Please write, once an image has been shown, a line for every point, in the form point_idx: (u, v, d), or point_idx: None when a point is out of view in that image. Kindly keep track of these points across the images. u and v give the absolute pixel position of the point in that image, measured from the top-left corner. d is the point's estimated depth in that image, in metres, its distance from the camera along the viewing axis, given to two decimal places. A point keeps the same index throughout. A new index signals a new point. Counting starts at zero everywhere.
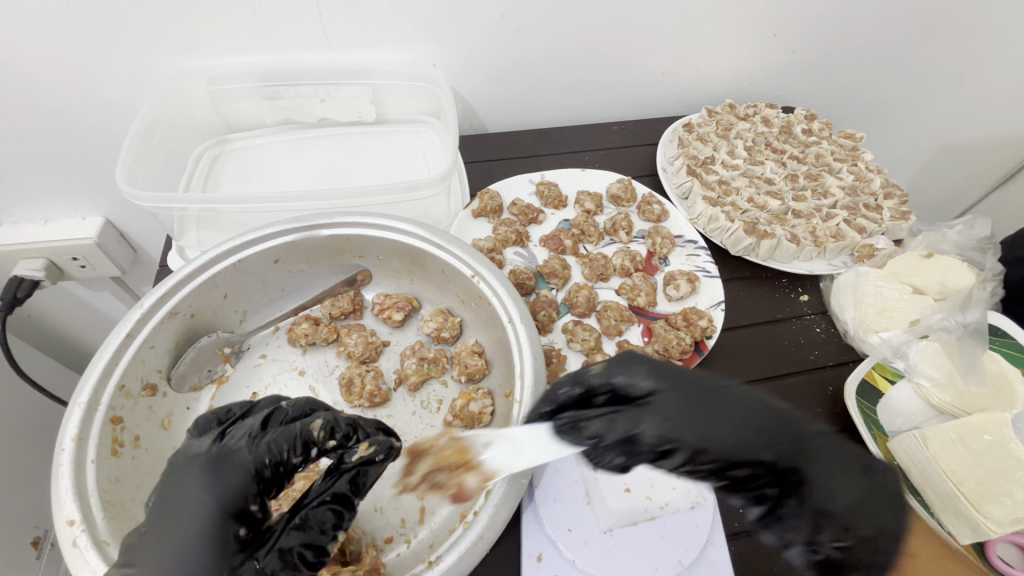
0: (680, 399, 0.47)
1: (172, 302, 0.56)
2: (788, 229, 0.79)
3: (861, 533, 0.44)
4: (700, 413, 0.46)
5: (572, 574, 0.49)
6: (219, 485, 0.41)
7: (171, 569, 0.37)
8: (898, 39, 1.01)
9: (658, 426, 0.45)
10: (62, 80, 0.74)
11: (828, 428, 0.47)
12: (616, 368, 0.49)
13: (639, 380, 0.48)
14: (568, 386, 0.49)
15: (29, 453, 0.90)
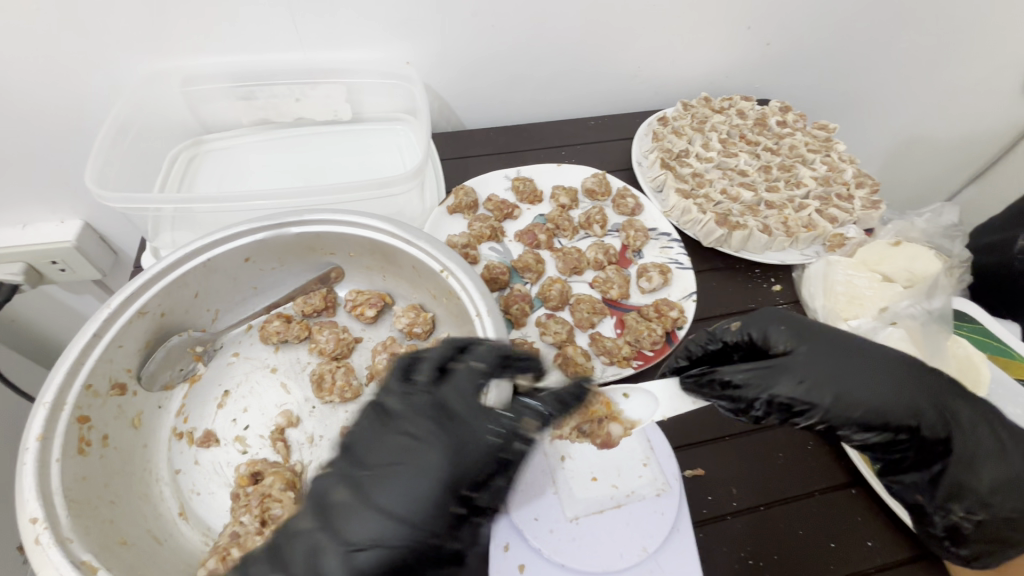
0: (813, 349, 0.50)
1: (140, 302, 0.56)
2: (760, 220, 0.79)
3: (1002, 513, 0.48)
4: (840, 361, 0.49)
5: (539, 562, 0.49)
6: (375, 439, 0.45)
7: (389, 519, 0.41)
8: (872, 31, 1.02)
9: (794, 388, 0.47)
10: (34, 83, 0.74)
11: (967, 409, 0.50)
12: (753, 326, 0.54)
13: (781, 331, 0.52)
14: (705, 342, 0.57)
15: (12, 457, 0.90)
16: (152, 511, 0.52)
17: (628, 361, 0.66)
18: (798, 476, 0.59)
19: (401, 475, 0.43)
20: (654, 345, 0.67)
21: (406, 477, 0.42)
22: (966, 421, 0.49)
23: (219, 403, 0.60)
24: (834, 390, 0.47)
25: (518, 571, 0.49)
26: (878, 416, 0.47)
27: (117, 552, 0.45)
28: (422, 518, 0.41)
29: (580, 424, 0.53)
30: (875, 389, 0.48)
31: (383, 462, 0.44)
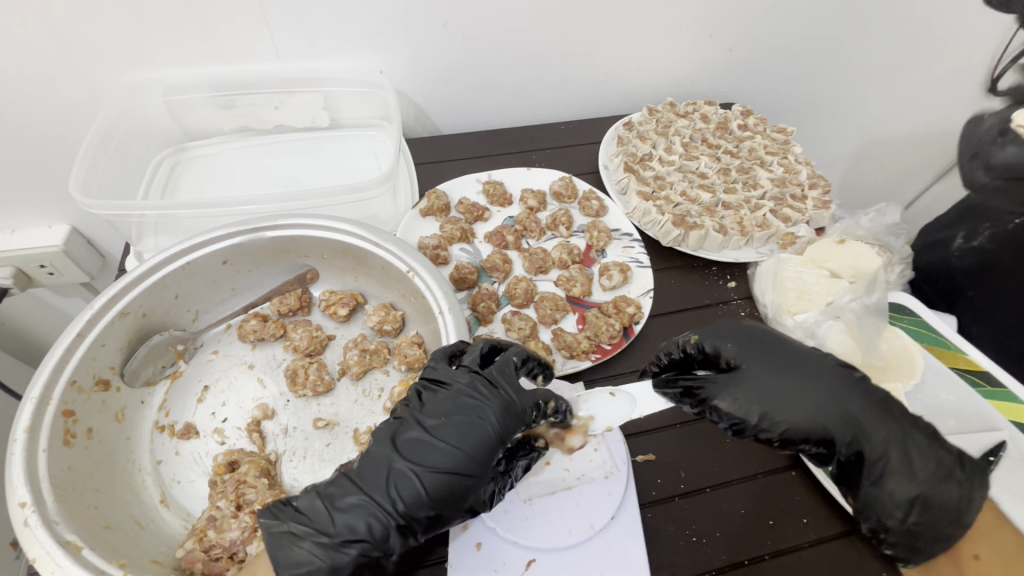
0: (752, 360, 0.54)
1: (122, 303, 0.59)
2: (717, 221, 0.84)
3: (911, 525, 0.51)
4: (774, 371, 0.53)
5: (493, 539, 0.54)
6: (434, 398, 0.52)
7: (444, 458, 0.48)
8: (831, 37, 1.06)
9: (732, 400, 0.52)
10: (21, 95, 0.77)
11: (884, 427, 0.51)
12: (707, 338, 0.58)
13: (728, 342, 0.57)
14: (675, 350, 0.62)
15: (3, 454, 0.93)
16: (135, 498, 0.55)
17: (586, 354, 0.70)
18: (740, 461, 0.63)
19: (461, 424, 0.49)
20: (612, 339, 0.71)
21: (458, 425, 0.49)
22: (879, 440, 0.51)
23: (199, 397, 0.64)
24: (761, 397, 0.52)
25: (475, 548, 0.54)
26: (807, 428, 0.51)
27: (101, 533, 0.49)
28: (477, 455, 0.49)
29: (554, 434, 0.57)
30: (801, 398, 0.52)
31: (438, 414, 0.50)
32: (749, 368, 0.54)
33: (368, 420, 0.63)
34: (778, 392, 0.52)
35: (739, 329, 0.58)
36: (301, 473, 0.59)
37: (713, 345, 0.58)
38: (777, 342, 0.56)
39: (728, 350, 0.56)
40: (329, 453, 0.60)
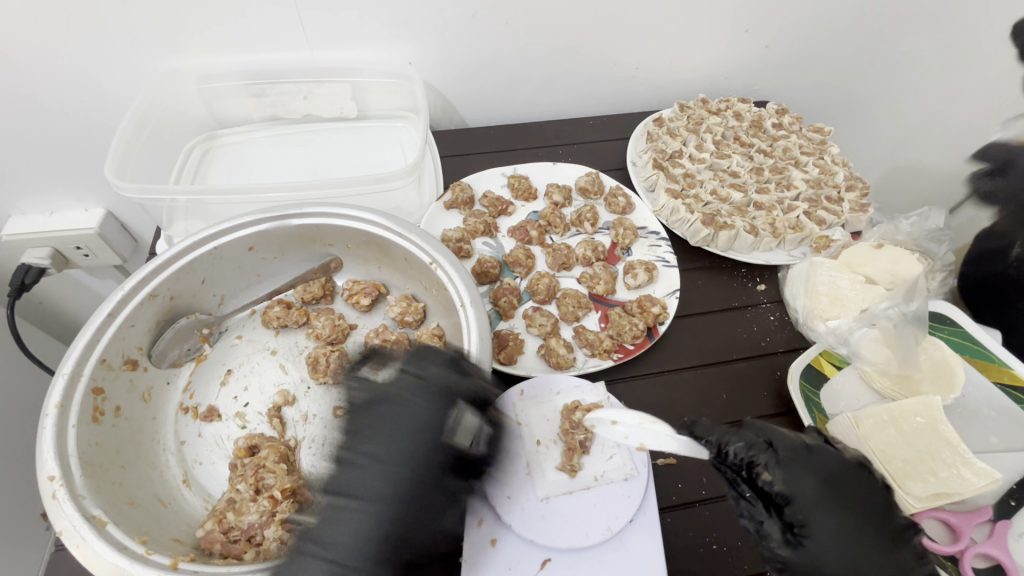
0: (821, 517, 0.49)
1: (152, 285, 0.61)
2: (748, 221, 0.82)
3: None
4: (841, 522, 0.49)
5: (512, 536, 0.53)
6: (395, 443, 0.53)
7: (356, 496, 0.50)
8: (874, 34, 1.02)
9: (784, 550, 0.49)
10: (61, 81, 0.79)
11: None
12: (790, 469, 0.51)
13: (799, 485, 0.50)
14: (743, 449, 0.52)
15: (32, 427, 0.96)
16: (159, 476, 0.56)
17: (608, 353, 0.69)
18: None
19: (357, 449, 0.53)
20: (636, 339, 0.70)
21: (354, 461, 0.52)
22: None
23: (222, 380, 0.64)
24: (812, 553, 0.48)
25: (490, 545, 0.53)
26: None
27: (125, 510, 0.50)
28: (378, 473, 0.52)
29: (573, 430, 0.59)
30: (839, 548, 0.48)
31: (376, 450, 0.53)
32: (809, 519, 0.49)
33: None
34: (828, 542, 0.48)
35: (807, 461, 0.52)
36: (320, 460, 0.59)
37: (782, 484, 0.50)
38: (853, 485, 0.51)
39: (797, 499, 0.50)
40: None
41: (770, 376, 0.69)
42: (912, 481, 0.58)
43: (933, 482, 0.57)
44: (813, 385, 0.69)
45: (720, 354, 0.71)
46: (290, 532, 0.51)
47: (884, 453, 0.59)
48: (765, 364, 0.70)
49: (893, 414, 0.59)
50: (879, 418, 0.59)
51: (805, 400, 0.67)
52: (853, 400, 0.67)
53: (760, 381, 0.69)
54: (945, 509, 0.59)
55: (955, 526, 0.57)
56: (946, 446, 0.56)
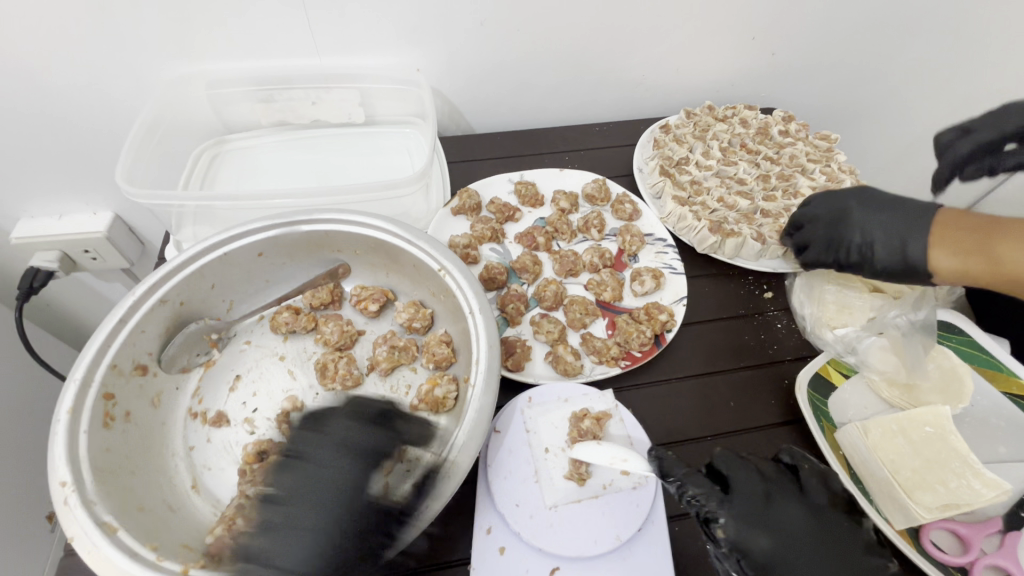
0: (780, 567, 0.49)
1: (162, 291, 0.61)
2: (755, 229, 0.82)
3: None
4: (810, 565, 0.48)
5: (519, 544, 0.53)
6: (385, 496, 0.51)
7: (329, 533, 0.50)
8: (880, 42, 1.02)
9: None
10: (72, 87, 0.80)
11: None
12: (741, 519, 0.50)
13: (752, 536, 0.50)
14: (696, 496, 0.52)
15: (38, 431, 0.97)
16: (168, 482, 0.57)
17: (616, 360, 0.69)
18: None
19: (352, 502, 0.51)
20: (643, 346, 0.70)
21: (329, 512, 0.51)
22: None
23: (231, 386, 0.65)
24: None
25: (498, 552, 0.53)
26: None
27: (135, 515, 0.50)
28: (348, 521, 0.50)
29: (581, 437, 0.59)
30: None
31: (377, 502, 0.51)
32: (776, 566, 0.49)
33: (395, 416, 0.63)
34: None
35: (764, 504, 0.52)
36: None
37: (736, 535, 0.50)
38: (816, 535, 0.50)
39: (753, 550, 0.50)
40: None
41: (778, 384, 0.69)
42: (921, 492, 0.56)
43: (943, 492, 0.55)
44: (821, 394, 0.68)
45: (727, 361, 0.71)
46: None
47: (893, 462, 0.58)
48: (772, 371, 0.70)
49: (902, 423, 0.59)
50: (889, 427, 0.60)
51: (813, 409, 0.66)
52: (860, 409, 0.67)
53: (768, 389, 0.69)
54: (953, 520, 0.58)
55: (964, 537, 0.57)
56: (956, 457, 0.56)
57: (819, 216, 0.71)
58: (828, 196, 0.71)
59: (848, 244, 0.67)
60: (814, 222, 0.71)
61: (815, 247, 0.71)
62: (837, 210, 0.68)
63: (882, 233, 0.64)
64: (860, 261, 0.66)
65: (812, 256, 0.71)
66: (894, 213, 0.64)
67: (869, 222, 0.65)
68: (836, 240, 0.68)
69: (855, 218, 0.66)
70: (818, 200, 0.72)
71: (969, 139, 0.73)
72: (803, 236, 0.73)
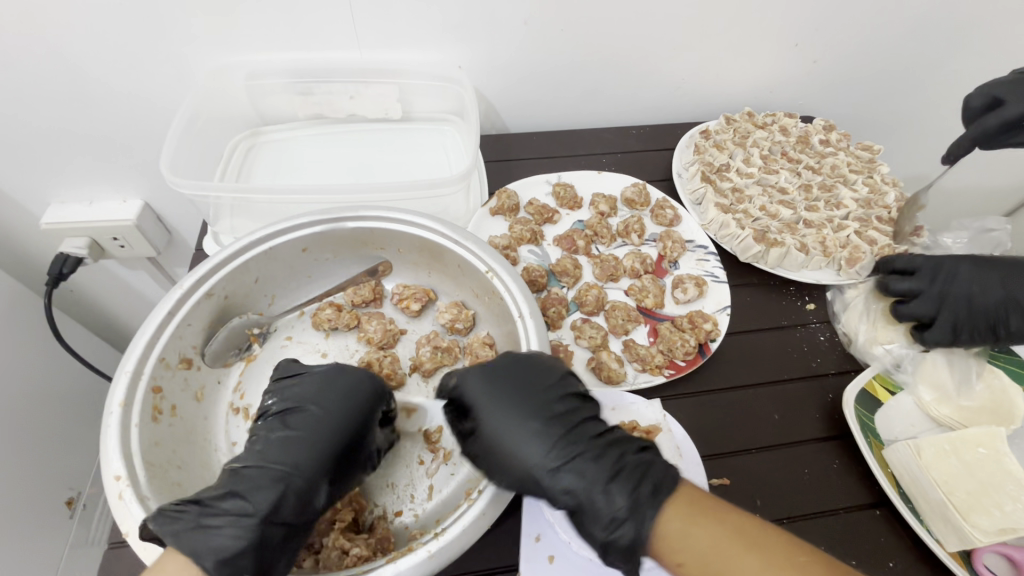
0: (489, 407, 0.52)
1: (209, 284, 0.60)
2: (798, 239, 0.81)
3: None
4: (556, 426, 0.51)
5: (570, 555, 0.52)
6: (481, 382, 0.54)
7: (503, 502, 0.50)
8: (926, 52, 1.00)
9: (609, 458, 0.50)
10: (112, 75, 0.80)
11: None
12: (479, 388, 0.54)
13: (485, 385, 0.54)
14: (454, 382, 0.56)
15: (51, 417, 0.96)
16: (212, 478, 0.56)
17: (660, 369, 0.68)
18: (820, 493, 0.61)
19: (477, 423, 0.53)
20: (687, 356, 0.69)
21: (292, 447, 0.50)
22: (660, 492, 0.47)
23: None
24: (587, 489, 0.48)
25: (548, 561, 0.52)
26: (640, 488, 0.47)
27: None
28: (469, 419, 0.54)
29: None
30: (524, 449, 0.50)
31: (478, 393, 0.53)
32: (607, 461, 0.49)
33: (439, 419, 0.62)
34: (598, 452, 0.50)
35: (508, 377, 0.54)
36: (372, 467, 0.58)
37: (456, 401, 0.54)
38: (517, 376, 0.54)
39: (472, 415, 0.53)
40: (400, 450, 0.60)
41: (823, 398, 0.68)
42: (977, 515, 0.55)
43: (997, 515, 0.55)
44: (868, 409, 0.67)
45: (771, 373, 0.70)
46: (350, 540, 0.50)
47: (947, 482, 0.56)
48: (817, 385, 0.69)
49: (956, 444, 0.58)
50: (941, 447, 0.58)
51: (860, 424, 0.65)
52: (908, 426, 0.66)
53: (812, 403, 0.68)
54: (1007, 544, 0.57)
55: (1019, 561, 0.56)
56: (1010, 480, 0.56)
57: (925, 289, 0.67)
58: (931, 266, 0.68)
59: (972, 326, 0.66)
60: (923, 295, 0.67)
61: (934, 324, 0.67)
62: (946, 279, 0.67)
63: (1004, 301, 0.65)
64: (986, 336, 0.67)
65: (934, 334, 0.67)
66: (1001, 275, 0.66)
67: (989, 294, 0.65)
68: (964, 320, 0.66)
69: (976, 298, 0.65)
70: (925, 270, 0.68)
71: (999, 114, 0.69)
72: (912, 310, 0.68)
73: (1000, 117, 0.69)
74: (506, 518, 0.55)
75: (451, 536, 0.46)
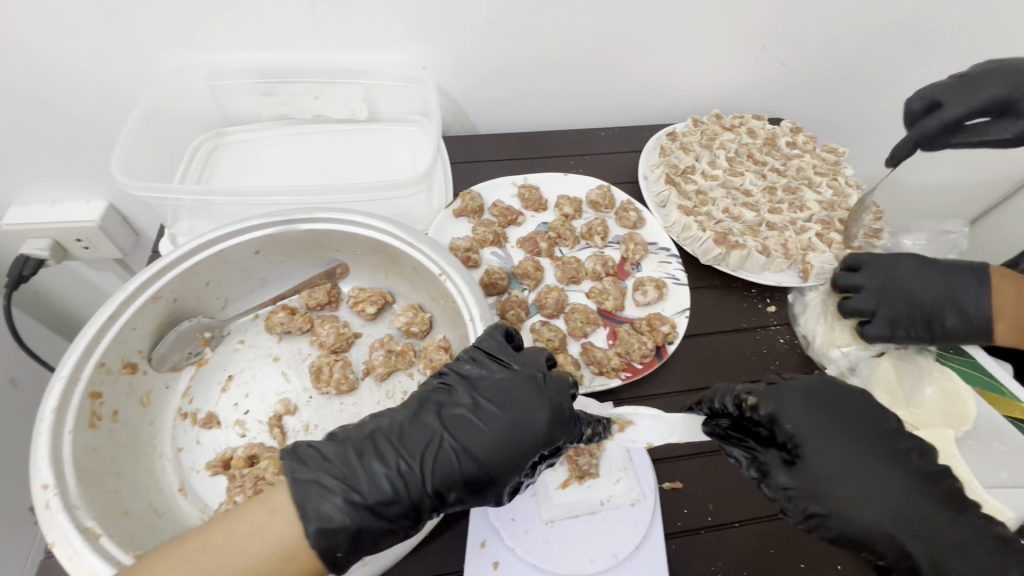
0: (815, 437, 0.50)
1: (155, 287, 0.59)
2: (760, 241, 0.81)
3: None
4: (851, 447, 0.50)
5: (513, 560, 0.52)
6: (790, 405, 0.52)
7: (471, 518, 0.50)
8: (893, 55, 1.01)
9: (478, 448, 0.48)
10: (70, 74, 0.79)
11: None
12: (776, 398, 0.52)
13: (789, 407, 0.51)
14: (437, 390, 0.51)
15: (11, 419, 0.94)
16: (154, 484, 0.55)
17: (616, 371, 0.68)
18: None
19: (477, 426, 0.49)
20: (644, 359, 0.69)
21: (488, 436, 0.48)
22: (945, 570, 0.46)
23: (223, 387, 0.63)
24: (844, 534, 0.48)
25: (491, 567, 0.51)
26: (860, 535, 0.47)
27: (119, 522, 0.49)
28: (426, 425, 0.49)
29: (577, 458, 0.57)
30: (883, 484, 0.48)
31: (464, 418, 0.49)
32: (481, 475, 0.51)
33: None
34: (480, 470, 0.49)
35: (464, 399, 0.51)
36: None
37: (769, 407, 0.52)
38: (841, 403, 0.53)
39: (800, 432, 0.50)
40: None
41: None
42: None
43: None
44: None
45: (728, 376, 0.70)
46: None
47: None
48: None
49: None
50: None
51: None
52: None
53: None
54: None
55: None
56: None
57: (867, 285, 0.69)
58: (874, 266, 0.70)
59: (911, 322, 0.67)
60: (863, 290, 0.69)
61: (875, 319, 0.67)
62: (887, 275, 0.69)
63: (948, 301, 0.66)
64: (925, 334, 0.67)
65: (876, 328, 0.67)
66: (948, 275, 0.67)
67: (929, 290, 0.66)
68: (905, 316, 0.66)
69: (916, 294, 0.66)
70: (867, 267, 0.70)
71: (939, 116, 0.70)
72: (855, 304, 0.69)
73: (939, 118, 0.70)
74: (452, 523, 0.54)
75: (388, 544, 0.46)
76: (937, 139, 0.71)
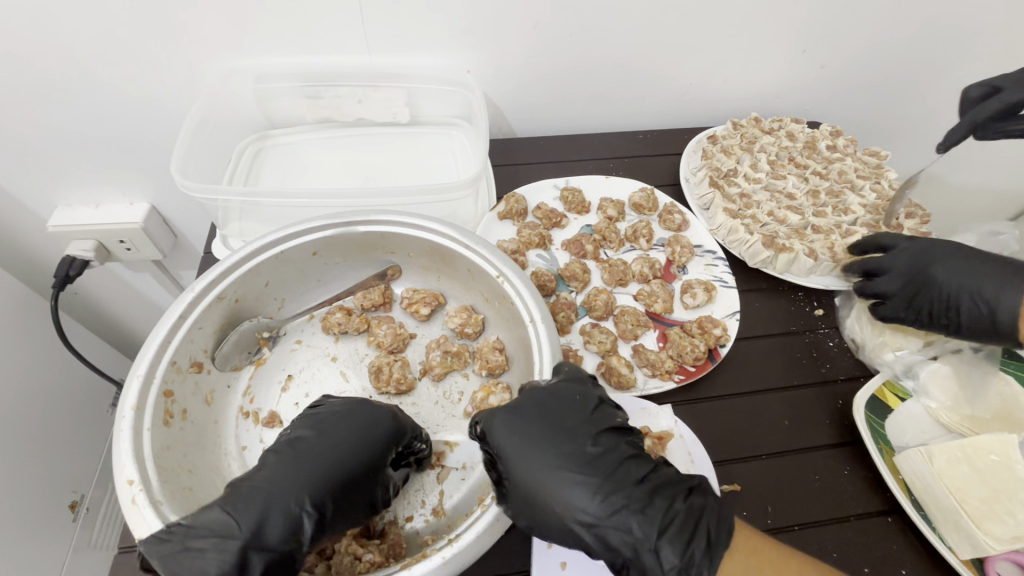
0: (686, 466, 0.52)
1: (220, 288, 0.60)
2: (807, 244, 0.80)
3: None
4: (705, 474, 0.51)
5: (581, 561, 0.52)
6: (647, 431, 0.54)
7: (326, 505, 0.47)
8: (933, 58, 1.00)
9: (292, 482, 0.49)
10: (123, 77, 0.80)
11: None
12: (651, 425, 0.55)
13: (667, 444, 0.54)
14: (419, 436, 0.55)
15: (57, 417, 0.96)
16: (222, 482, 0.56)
17: (670, 374, 0.68)
18: (829, 500, 0.60)
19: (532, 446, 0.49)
20: (697, 361, 0.69)
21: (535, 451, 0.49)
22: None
23: (283, 386, 0.64)
24: (621, 519, 0.47)
25: (560, 567, 0.52)
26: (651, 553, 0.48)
27: None
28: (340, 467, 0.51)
29: None
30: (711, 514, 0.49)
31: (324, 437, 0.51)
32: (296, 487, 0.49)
33: (449, 423, 0.62)
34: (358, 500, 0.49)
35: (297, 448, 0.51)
36: None
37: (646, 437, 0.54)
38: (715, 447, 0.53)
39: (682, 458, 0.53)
40: None
41: (832, 403, 0.68)
42: (990, 522, 0.55)
43: (1010, 523, 0.54)
44: (878, 416, 0.67)
45: (780, 379, 0.70)
46: (363, 546, 0.50)
47: (960, 490, 0.56)
48: (827, 391, 0.69)
49: (968, 451, 0.58)
50: (954, 454, 0.58)
51: (871, 430, 0.65)
52: (919, 434, 0.66)
53: (821, 408, 0.68)
54: None
55: None
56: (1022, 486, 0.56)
57: (889, 265, 0.69)
58: (906, 246, 0.69)
59: (926, 306, 0.67)
60: (885, 271, 0.69)
61: (891, 300, 0.69)
62: (914, 260, 0.67)
63: (974, 296, 0.63)
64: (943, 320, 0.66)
65: (891, 308, 0.70)
66: (996, 274, 0.63)
67: (960, 282, 0.64)
68: (921, 299, 0.67)
69: (938, 278, 0.65)
70: (899, 249, 0.70)
71: (998, 99, 0.70)
72: (874, 286, 0.70)
73: (1000, 101, 0.70)
74: (516, 523, 0.55)
75: (465, 542, 0.46)
76: (993, 124, 0.71)
